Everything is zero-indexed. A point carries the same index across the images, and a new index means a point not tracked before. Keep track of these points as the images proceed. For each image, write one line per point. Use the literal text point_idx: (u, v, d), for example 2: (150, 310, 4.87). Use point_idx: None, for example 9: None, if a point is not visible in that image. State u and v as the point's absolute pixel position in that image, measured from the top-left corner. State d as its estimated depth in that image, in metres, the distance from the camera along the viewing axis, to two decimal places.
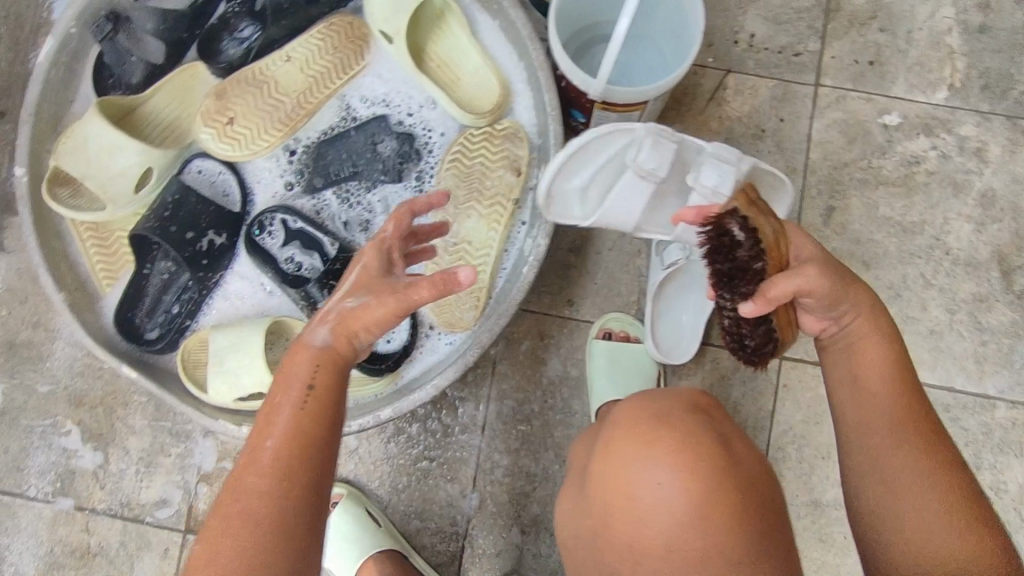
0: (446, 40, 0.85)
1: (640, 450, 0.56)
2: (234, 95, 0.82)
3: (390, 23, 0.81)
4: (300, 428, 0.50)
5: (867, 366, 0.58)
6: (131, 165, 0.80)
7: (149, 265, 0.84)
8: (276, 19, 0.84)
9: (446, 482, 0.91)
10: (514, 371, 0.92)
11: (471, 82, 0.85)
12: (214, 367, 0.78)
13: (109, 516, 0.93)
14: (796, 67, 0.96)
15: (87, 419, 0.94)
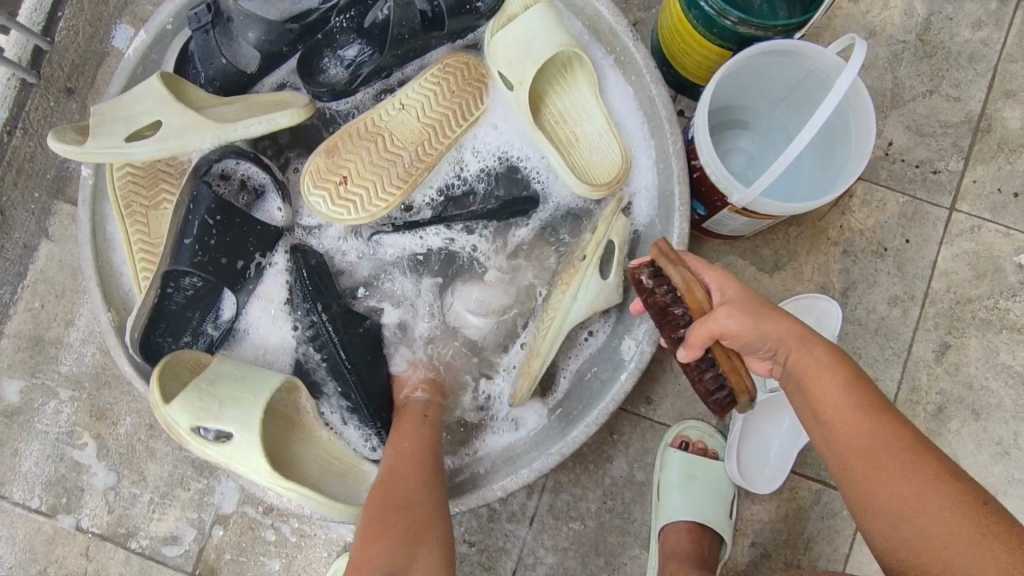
0: (569, 94, 0.77)
1: None
2: (345, 150, 0.75)
3: (514, 69, 0.72)
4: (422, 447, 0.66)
5: (845, 404, 0.56)
6: (145, 114, 0.72)
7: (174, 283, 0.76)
8: (392, 48, 0.77)
9: (483, 571, 0.83)
10: (575, 463, 0.84)
11: (589, 147, 0.77)
12: (199, 384, 0.69)
13: (112, 544, 0.86)
14: (932, 185, 0.88)
15: (107, 435, 0.87)
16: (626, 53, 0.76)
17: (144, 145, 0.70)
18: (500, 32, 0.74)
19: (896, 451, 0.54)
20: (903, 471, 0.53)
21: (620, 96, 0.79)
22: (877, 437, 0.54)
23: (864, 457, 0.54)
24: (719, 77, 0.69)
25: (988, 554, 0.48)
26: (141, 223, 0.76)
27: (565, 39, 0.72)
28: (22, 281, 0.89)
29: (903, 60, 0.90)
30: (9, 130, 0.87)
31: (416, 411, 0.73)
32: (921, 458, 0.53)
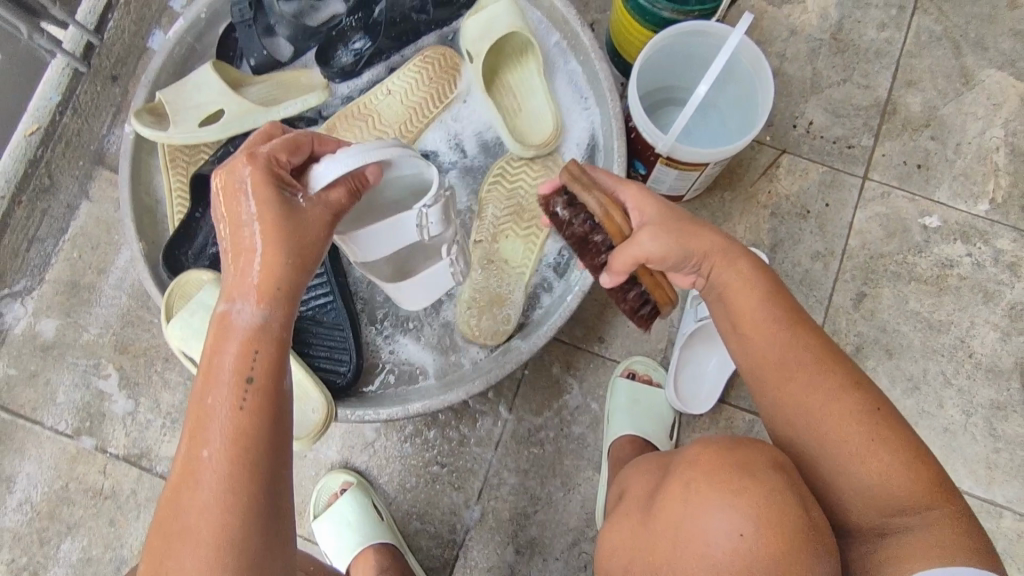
0: (519, 74, 0.92)
1: (711, 501, 0.54)
2: (343, 129, 0.91)
3: (476, 46, 0.87)
4: (245, 420, 0.49)
5: (767, 322, 0.63)
6: (208, 102, 0.89)
7: (202, 210, 0.90)
8: (388, 30, 0.92)
9: (452, 489, 0.92)
10: (536, 393, 0.94)
11: (530, 116, 0.92)
12: (186, 312, 0.84)
13: (126, 462, 0.97)
14: (848, 158, 1.02)
15: (129, 367, 1.00)
16: (576, 38, 0.92)
17: (213, 129, 0.87)
18: (472, 17, 0.88)
19: (809, 363, 0.62)
20: (812, 383, 0.61)
21: (571, 79, 0.95)
22: (793, 353, 0.62)
23: (782, 371, 0.63)
24: (648, 52, 0.83)
25: (877, 454, 0.59)
26: (182, 173, 0.92)
27: (519, 24, 0.87)
28: (63, 235, 1.03)
29: (820, 54, 1.05)
30: (61, 110, 1.03)
31: (245, 339, 0.51)
32: (830, 368, 0.62)
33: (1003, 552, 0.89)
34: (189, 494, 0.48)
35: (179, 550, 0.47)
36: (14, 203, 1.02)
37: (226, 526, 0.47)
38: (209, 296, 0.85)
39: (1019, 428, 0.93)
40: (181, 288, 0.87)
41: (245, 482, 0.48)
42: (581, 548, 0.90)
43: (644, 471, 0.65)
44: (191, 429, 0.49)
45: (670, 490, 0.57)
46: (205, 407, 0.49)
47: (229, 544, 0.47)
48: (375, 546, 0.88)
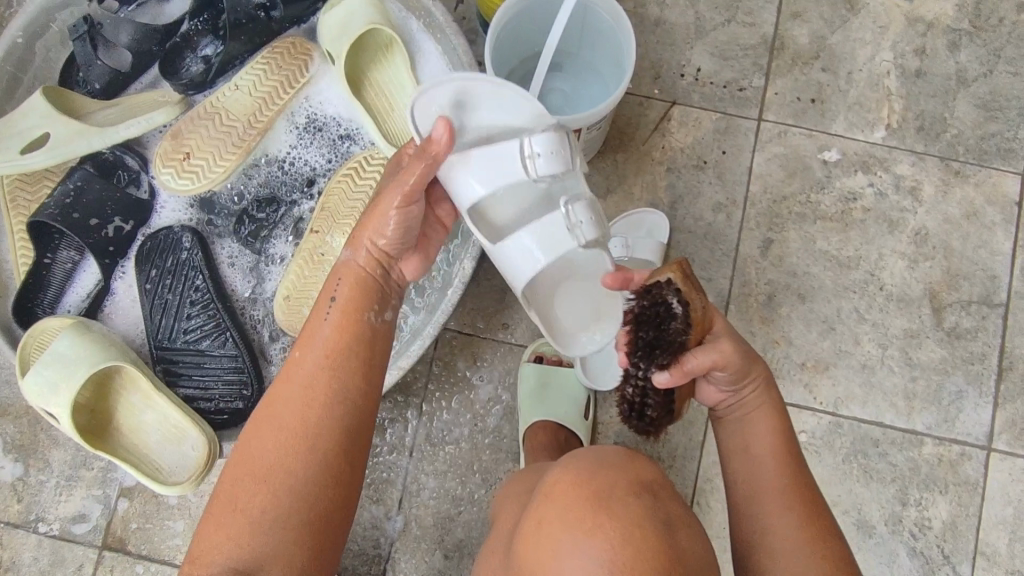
0: (386, 71, 0.85)
1: (559, 541, 0.46)
2: (187, 131, 0.85)
3: (333, 45, 0.81)
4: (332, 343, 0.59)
5: (763, 453, 0.62)
6: (33, 127, 0.80)
7: (51, 253, 0.82)
8: (236, 35, 0.84)
9: (371, 503, 0.88)
10: (445, 392, 0.89)
11: (404, 114, 0.85)
12: (37, 365, 0.72)
13: (24, 530, 0.90)
14: (740, 102, 0.98)
15: (11, 429, 0.92)
16: (431, 16, 0.85)
17: (37, 156, 0.78)
18: (334, 8, 0.82)
19: (792, 511, 0.59)
20: (791, 531, 0.57)
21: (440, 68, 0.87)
22: (779, 496, 0.59)
23: (765, 504, 0.60)
24: (501, 18, 0.76)
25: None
26: (24, 216, 0.83)
27: (376, 18, 0.80)
28: None
29: None
30: None
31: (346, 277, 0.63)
32: (813, 530, 0.58)
33: (927, 480, 0.89)
34: (280, 393, 0.58)
35: (264, 435, 0.56)
36: None
37: (307, 422, 0.56)
38: (66, 344, 0.74)
39: (933, 354, 0.92)
40: (38, 338, 0.78)
41: (332, 401, 0.57)
42: None
43: (510, 507, 0.56)
44: (296, 345, 0.61)
45: (523, 534, 0.48)
46: (309, 330, 0.61)
47: (309, 435, 0.55)
48: None
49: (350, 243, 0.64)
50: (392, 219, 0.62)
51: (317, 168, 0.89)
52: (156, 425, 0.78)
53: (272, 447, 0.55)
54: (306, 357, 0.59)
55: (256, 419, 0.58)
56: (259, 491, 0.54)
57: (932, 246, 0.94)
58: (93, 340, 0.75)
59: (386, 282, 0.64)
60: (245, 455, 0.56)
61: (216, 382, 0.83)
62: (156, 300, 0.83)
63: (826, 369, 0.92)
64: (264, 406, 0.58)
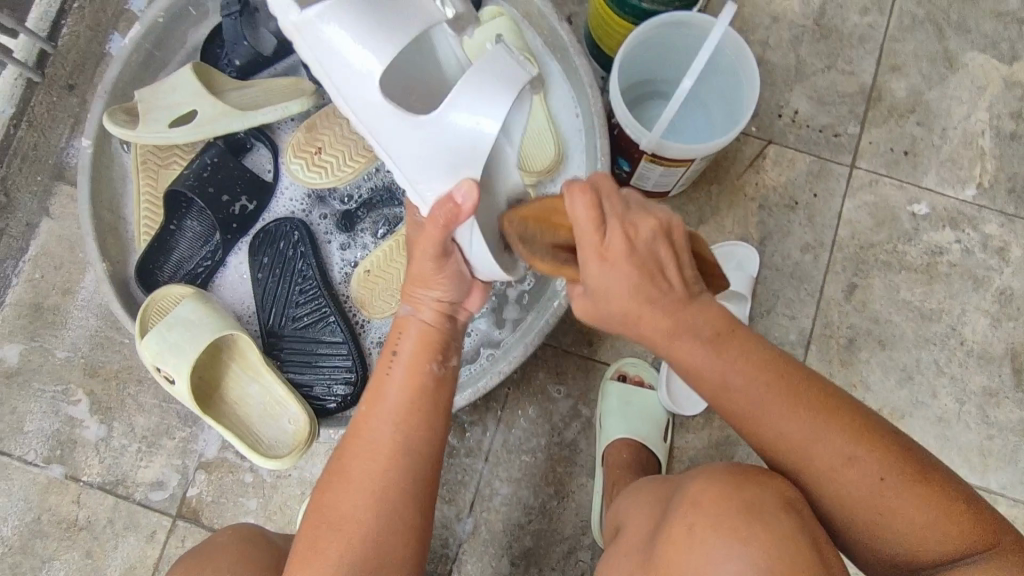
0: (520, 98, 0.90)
1: (711, 545, 0.51)
2: (321, 126, 0.85)
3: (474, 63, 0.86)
4: (404, 401, 0.60)
5: (758, 402, 0.54)
6: (181, 104, 0.84)
7: (176, 222, 0.86)
8: None
9: (444, 503, 0.90)
10: (525, 401, 0.92)
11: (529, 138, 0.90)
12: (161, 329, 0.77)
13: (101, 491, 0.93)
14: (834, 146, 1.01)
15: (100, 391, 0.96)
16: (554, 34, 0.88)
17: (182, 132, 0.82)
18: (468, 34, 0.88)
19: (826, 432, 0.53)
20: (847, 453, 0.53)
21: (564, 101, 0.94)
22: (791, 420, 0.54)
23: (793, 456, 0.55)
24: (628, 44, 0.81)
25: (938, 527, 0.52)
26: (153, 177, 0.87)
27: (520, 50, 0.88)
28: (24, 254, 1.00)
29: (803, 41, 1.03)
30: (15, 123, 1.01)
31: (412, 329, 0.64)
32: (847, 442, 0.53)
33: None
34: (352, 450, 0.60)
35: (342, 485, 0.58)
36: None
37: (380, 475, 0.58)
38: (190, 311, 0.78)
39: (1011, 414, 0.93)
40: (157, 304, 0.81)
41: (408, 465, 0.59)
42: (577, 557, 0.88)
43: (639, 511, 0.60)
44: (364, 399, 0.62)
45: (671, 536, 0.53)
46: (377, 385, 0.62)
47: (379, 490, 0.57)
48: None
49: (404, 296, 0.65)
50: (436, 271, 0.62)
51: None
52: (262, 399, 0.82)
53: (345, 498, 0.57)
54: (381, 419, 0.60)
55: (328, 475, 0.60)
56: (336, 541, 0.56)
57: (1015, 307, 0.95)
58: (213, 310, 0.80)
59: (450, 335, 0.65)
60: (317, 509, 0.58)
61: (322, 371, 0.85)
62: (267, 287, 0.86)
63: (903, 418, 0.92)
64: (349, 450, 0.59)
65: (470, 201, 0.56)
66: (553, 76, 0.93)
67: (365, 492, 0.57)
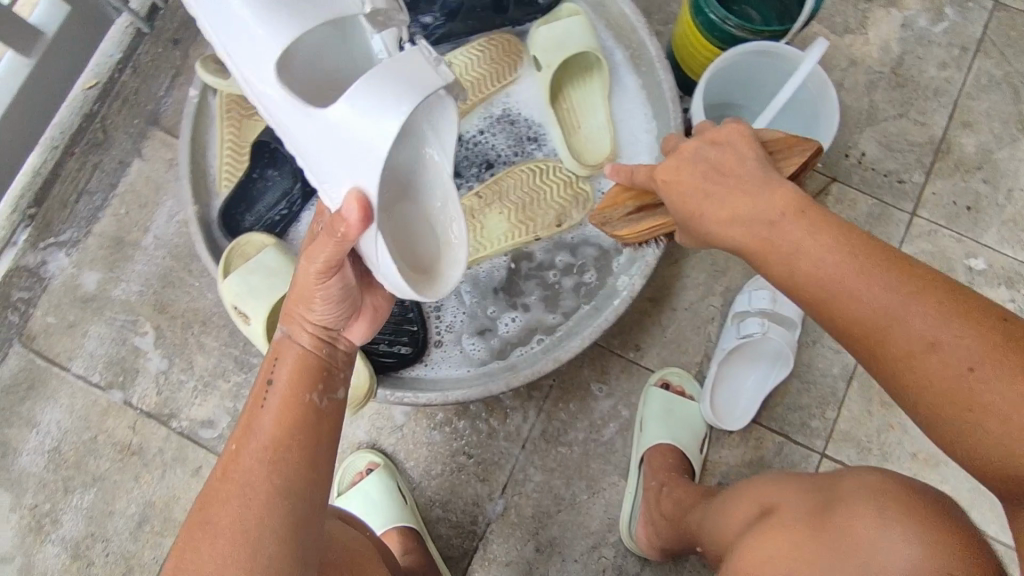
0: (587, 90, 0.90)
1: (886, 522, 0.54)
2: None
3: (546, 54, 0.85)
4: (281, 424, 0.63)
5: (836, 271, 0.49)
6: None
7: (259, 171, 0.90)
8: (464, 18, 0.87)
9: (477, 481, 0.93)
10: (567, 394, 0.95)
11: (590, 133, 0.89)
12: (244, 271, 0.82)
13: (156, 421, 0.98)
14: (897, 193, 1.03)
15: (166, 327, 1.01)
16: (641, 46, 0.90)
17: None
18: (544, 23, 0.86)
19: (919, 303, 0.46)
20: (949, 330, 0.45)
21: (633, 96, 0.94)
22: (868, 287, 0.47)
23: (875, 330, 0.47)
24: (714, 67, 0.85)
25: None
26: (235, 125, 0.91)
27: (592, 42, 0.85)
28: (111, 190, 1.06)
29: (878, 87, 1.06)
30: (120, 68, 1.08)
31: (293, 354, 0.67)
32: (940, 306, 0.45)
33: None
34: (220, 481, 0.60)
35: (219, 508, 0.59)
36: (68, 153, 1.06)
37: (261, 498, 0.59)
38: (272, 258, 0.84)
39: None
40: (241, 248, 0.86)
41: (286, 476, 0.61)
42: (600, 553, 0.91)
43: (767, 494, 0.65)
44: (236, 437, 0.63)
45: (843, 524, 0.55)
46: (251, 422, 0.63)
47: (257, 516, 0.58)
48: (399, 527, 0.88)
49: (286, 325, 0.68)
50: (321, 295, 0.65)
51: (503, 157, 0.90)
52: None
53: (215, 547, 0.56)
54: (256, 440, 0.62)
55: (193, 527, 0.58)
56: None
57: None
58: (292, 259, 0.85)
59: (330, 355, 0.69)
60: (191, 550, 0.57)
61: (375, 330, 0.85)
62: None
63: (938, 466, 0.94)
64: (219, 487, 0.60)
65: (354, 211, 0.57)
66: (623, 83, 0.94)
67: (243, 520, 0.57)
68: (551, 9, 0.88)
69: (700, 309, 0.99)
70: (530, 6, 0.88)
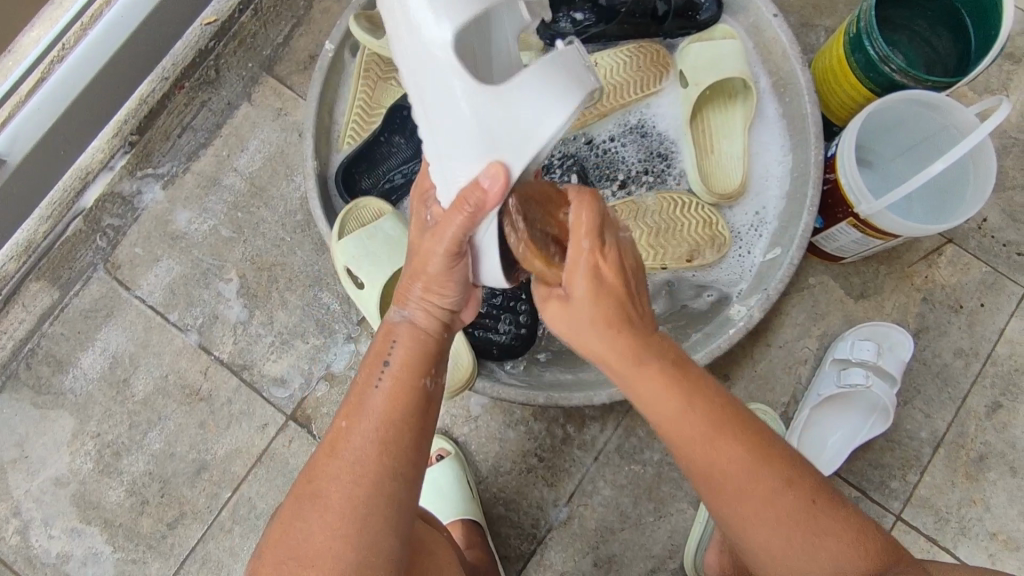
0: (725, 116, 0.90)
1: None
2: None
3: (696, 73, 0.85)
4: (392, 400, 0.56)
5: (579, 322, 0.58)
6: None
7: (387, 134, 0.88)
8: (622, 22, 0.87)
9: (544, 485, 0.91)
10: (647, 413, 0.92)
11: (722, 157, 0.89)
12: (364, 235, 0.83)
13: (229, 370, 0.97)
14: (1015, 264, 0.98)
15: (251, 277, 0.99)
16: (790, 74, 0.87)
17: None
18: (695, 42, 0.87)
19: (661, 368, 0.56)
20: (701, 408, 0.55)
21: (772, 127, 0.91)
22: (753, 472, 0.53)
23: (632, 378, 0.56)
24: (872, 106, 0.81)
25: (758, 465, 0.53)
26: (370, 85, 0.89)
27: (744, 70, 0.86)
28: (215, 130, 1.03)
29: (1011, 152, 1.00)
30: (242, 9, 1.04)
31: (406, 331, 0.60)
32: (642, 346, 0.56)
33: None
34: (329, 451, 0.55)
35: (327, 482, 0.53)
36: (177, 87, 1.03)
37: (374, 473, 0.53)
38: (389, 227, 0.84)
39: None
40: (356, 211, 0.86)
41: (405, 445, 0.55)
42: None
43: None
44: (344, 414, 0.57)
45: None
46: (359, 401, 0.57)
47: (374, 488, 0.53)
48: (464, 520, 0.85)
49: (401, 298, 0.62)
50: (442, 277, 0.59)
51: (630, 168, 0.91)
52: None
53: (320, 528, 0.51)
54: (369, 410, 0.56)
55: (292, 511, 0.53)
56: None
57: None
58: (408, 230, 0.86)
59: (443, 336, 0.62)
60: (302, 529, 0.52)
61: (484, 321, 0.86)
62: None
63: (1014, 549, 0.91)
64: (331, 458, 0.54)
65: (499, 185, 0.54)
66: (765, 111, 0.91)
67: (359, 493, 0.52)
68: (707, 27, 0.89)
69: (794, 349, 0.96)
70: (688, 20, 0.89)
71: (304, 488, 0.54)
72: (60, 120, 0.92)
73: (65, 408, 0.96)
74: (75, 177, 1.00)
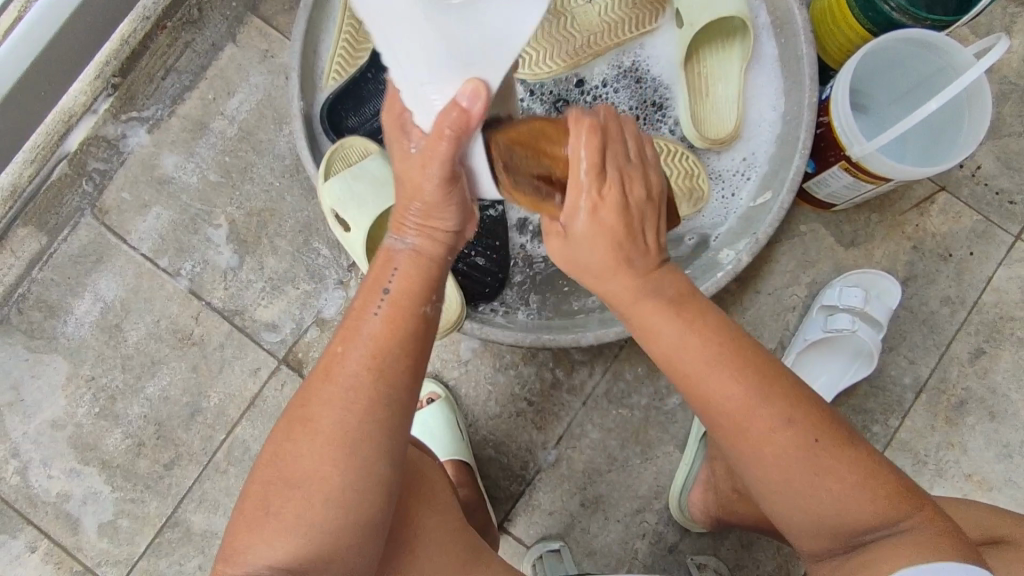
0: (722, 57, 0.88)
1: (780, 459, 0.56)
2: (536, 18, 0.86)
3: (690, 12, 0.83)
4: (385, 327, 0.56)
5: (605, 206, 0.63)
6: None
7: (373, 71, 0.86)
8: None
9: (534, 429, 0.93)
10: (635, 359, 0.93)
11: (716, 100, 0.88)
12: (348, 177, 0.82)
13: (220, 315, 0.97)
14: (1006, 213, 0.98)
15: (240, 223, 0.98)
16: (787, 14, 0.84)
17: None
18: None
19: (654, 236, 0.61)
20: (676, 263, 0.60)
21: (771, 67, 0.89)
22: (765, 397, 0.54)
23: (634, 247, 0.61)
24: (869, 46, 0.80)
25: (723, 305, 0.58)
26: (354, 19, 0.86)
27: (742, 8, 0.83)
28: (199, 73, 1.01)
29: (1010, 98, 0.99)
30: None
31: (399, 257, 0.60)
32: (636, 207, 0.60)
33: None
34: (322, 378, 0.55)
35: (318, 412, 0.53)
36: (159, 27, 1.00)
37: (366, 402, 0.53)
38: (373, 166, 0.83)
39: None
40: (342, 152, 0.85)
41: (396, 376, 0.55)
42: (643, 516, 0.92)
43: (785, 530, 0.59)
44: (339, 339, 0.57)
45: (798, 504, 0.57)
46: (353, 327, 0.57)
47: (362, 418, 0.53)
48: (453, 460, 0.87)
49: (395, 224, 0.61)
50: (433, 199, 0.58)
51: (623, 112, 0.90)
52: None
53: (310, 451, 0.52)
54: (363, 335, 0.56)
55: (284, 432, 0.54)
56: (296, 497, 0.52)
57: None
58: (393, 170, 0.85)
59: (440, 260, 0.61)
60: (291, 453, 0.53)
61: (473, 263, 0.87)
62: None
63: (989, 489, 0.94)
64: (323, 386, 0.54)
65: (480, 105, 0.53)
66: (763, 50, 0.89)
67: (349, 422, 0.53)
68: None
69: (783, 296, 0.97)
70: None
71: (295, 414, 0.54)
72: (39, 59, 0.90)
73: (59, 351, 0.97)
74: (57, 120, 0.98)
